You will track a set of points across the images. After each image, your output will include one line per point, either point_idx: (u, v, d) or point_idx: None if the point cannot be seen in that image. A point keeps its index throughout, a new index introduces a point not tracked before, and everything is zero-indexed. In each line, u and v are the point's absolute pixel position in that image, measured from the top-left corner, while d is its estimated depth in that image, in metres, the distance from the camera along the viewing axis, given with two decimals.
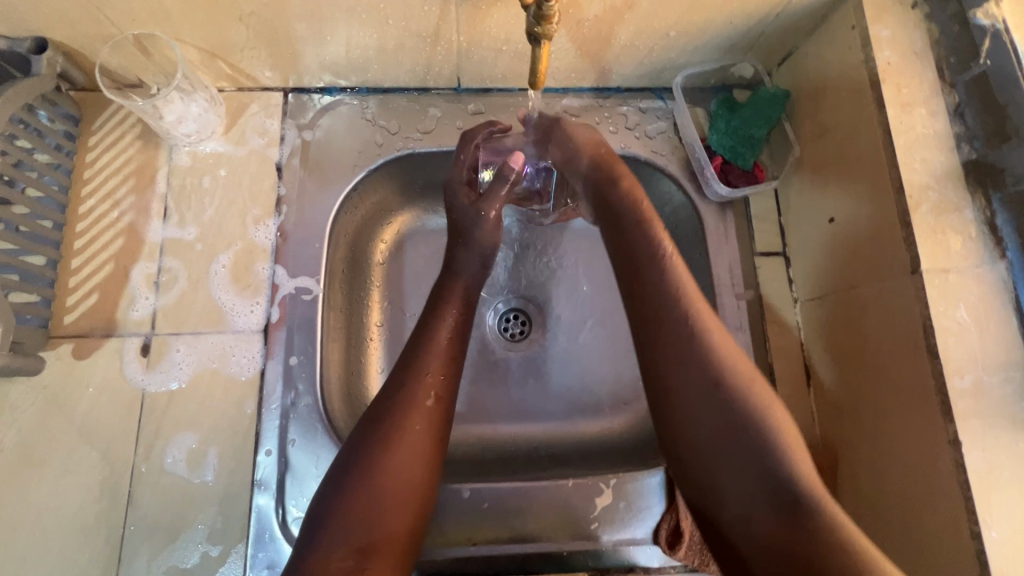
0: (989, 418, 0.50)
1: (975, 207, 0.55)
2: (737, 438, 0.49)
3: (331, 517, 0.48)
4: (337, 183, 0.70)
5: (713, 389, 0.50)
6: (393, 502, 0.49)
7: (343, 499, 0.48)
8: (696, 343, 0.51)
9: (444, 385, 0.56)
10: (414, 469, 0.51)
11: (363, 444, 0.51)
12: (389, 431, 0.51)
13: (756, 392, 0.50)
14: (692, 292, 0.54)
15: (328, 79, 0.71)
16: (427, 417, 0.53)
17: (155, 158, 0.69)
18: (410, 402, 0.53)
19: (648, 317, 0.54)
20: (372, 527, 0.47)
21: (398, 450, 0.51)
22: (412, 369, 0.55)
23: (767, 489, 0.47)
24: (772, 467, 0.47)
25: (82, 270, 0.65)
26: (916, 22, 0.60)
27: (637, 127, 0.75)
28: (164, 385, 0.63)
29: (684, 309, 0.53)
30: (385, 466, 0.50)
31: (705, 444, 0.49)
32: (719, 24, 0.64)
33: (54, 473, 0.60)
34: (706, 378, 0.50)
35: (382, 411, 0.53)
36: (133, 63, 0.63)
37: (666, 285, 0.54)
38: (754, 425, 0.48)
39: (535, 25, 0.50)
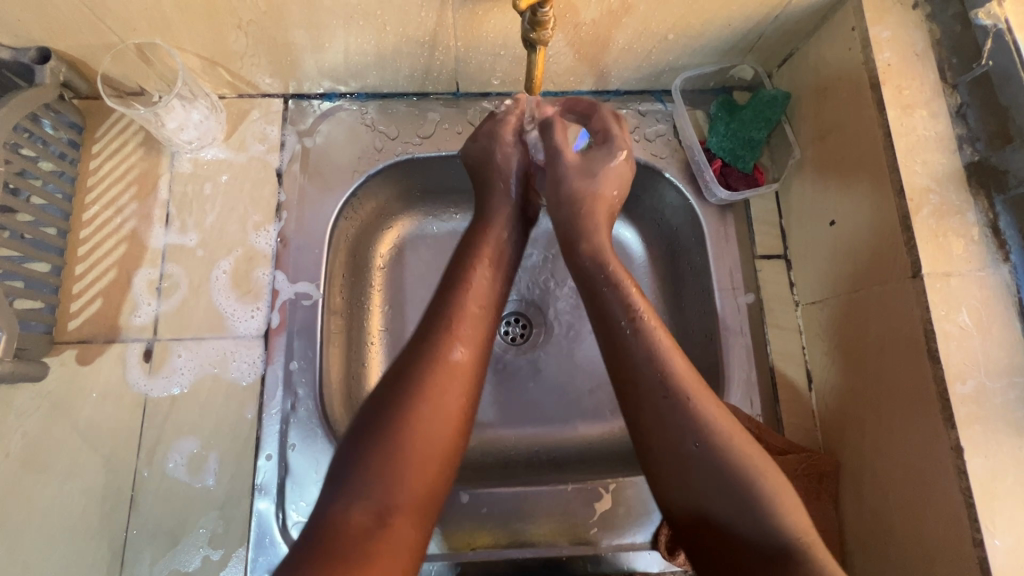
0: (993, 424, 0.49)
1: (977, 209, 0.54)
2: (723, 499, 0.47)
3: (353, 470, 0.45)
4: (337, 188, 0.71)
5: (697, 447, 0.49)
6: (418, 459, 0.47)
7: (366, 453, 0.46)
8: (675, 401, 0.50)
9: (473, 341, 0.54)
10: (441, 426, 0.49)
11: (392, 396, 0.49)
12: (418, 383, 0.50)
13: (737, 447, 0.49)
14: (668, 347, 0.53)
15: (328, 85, 0.71)
16: (456, 371, 0.52)
17: (157, 165, 0.70)
18: (439, 356, 0.52)
19: (625, 374, 0.53)
20: (396, 484, 0.46)
21: (426, 403, 0.49)
22: (441, 322, 0.54)
23: (760, 543, 0.45)
24: (762, 524, 0.46)
25: (85, 277, 0.66)
26: (917, 22, 0.59)
27: (636, 130, 0.75)
28: (165, 390, 0.64)
29: (660, 371, 0.52)
30: (413, 420, 0.48)
31: (692, 502, 0.48)
32: (717, 27, 0.64)
33: (58, 477, 0.61)
34: (686, 436, 0.49)
35: (412, 365, 0.51)
36: (134, 71, 0.64)
37: (643, 338, 0.54)
38: (740, 486, 0.47)
39: (531, 31, 0.50)
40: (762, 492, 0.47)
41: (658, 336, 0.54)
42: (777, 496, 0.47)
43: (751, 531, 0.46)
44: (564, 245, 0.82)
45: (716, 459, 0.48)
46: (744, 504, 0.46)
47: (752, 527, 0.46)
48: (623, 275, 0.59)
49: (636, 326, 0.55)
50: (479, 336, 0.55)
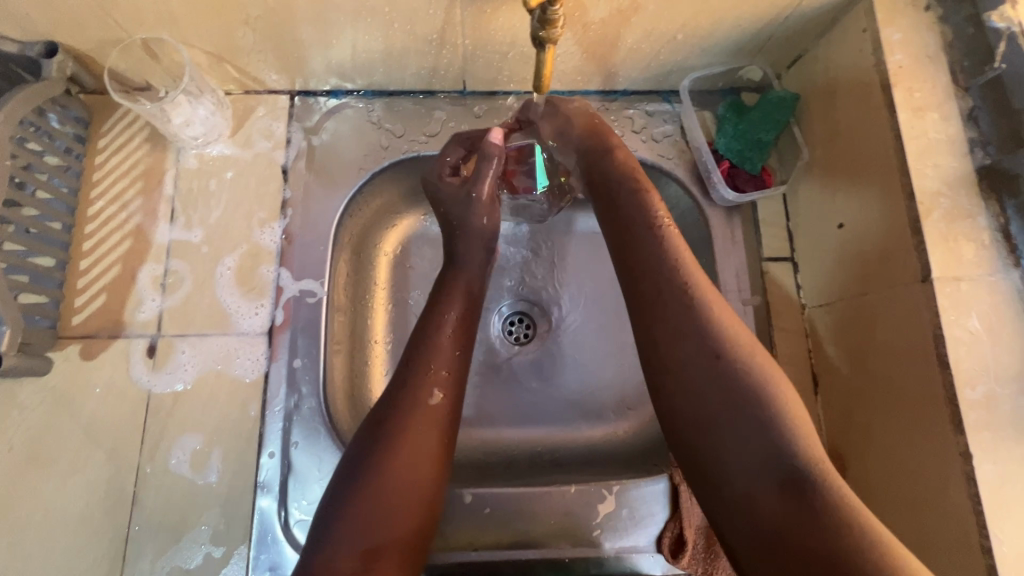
0: (1002, 431, 0.49)
1: (989, 213, 0.54)
2: (734, 412, 0.46)
3: (334, 524, 0.46)
4: (342, 186, 0.71)
5: (711, 358, 0.47)
6: (403, 498, 0.48)
7: (349, 501, 0.47)
8: (698, 316, 0.49)
9: (451, 384, 0.55)
10: (422, 468, 0.50)
11: (370, 443, 0.50)
12: (396, 427, 0.50)
13: (758, 360, 0.47)
14: (690, 265, 0.51)
15: (334, 82, 0.71)
16: (434, 413, 0.52)
17: (163, 161, 0.70)
18: (415, 399, 0.52)
19: (653, 292, 0.51)
20: (381, 526, 0.46)
21: (404, 446, 0.49)
22: (419, 362, 0.55)
23: (767, 460, 0.44)
24: (775, 440, 0.44)
25: (90, 272, 0.66)
26: (929, 25, 0.58)
27: (643, 130, 0.74)
28: (169, 387, 0.64)
29: (682, 283, 0.50)
30: (394, 462, 0.49)
31: (698, 413, 0.47)
32: (727, 27, 0.63)
33: (61, 470, 0.61)
34: (694, 346, 0.48)
35: (391, 412, 0.52)
36: (141, 66, 0.64)
37: (665, 253, 0.52)
38: (754, 399, 0.45)
39: (540, 29, 0.50)
40: (780, 416, 0.45)
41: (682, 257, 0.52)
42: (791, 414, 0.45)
43: (757, 449, 0.44)
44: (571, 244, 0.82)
45: (730, 371, 0.47)
46: (761, 422, 0.45)
47: (764, 443, 0.44)
48: (652, 196, 0.56)
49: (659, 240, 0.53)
50: (456, 377, 0.56)
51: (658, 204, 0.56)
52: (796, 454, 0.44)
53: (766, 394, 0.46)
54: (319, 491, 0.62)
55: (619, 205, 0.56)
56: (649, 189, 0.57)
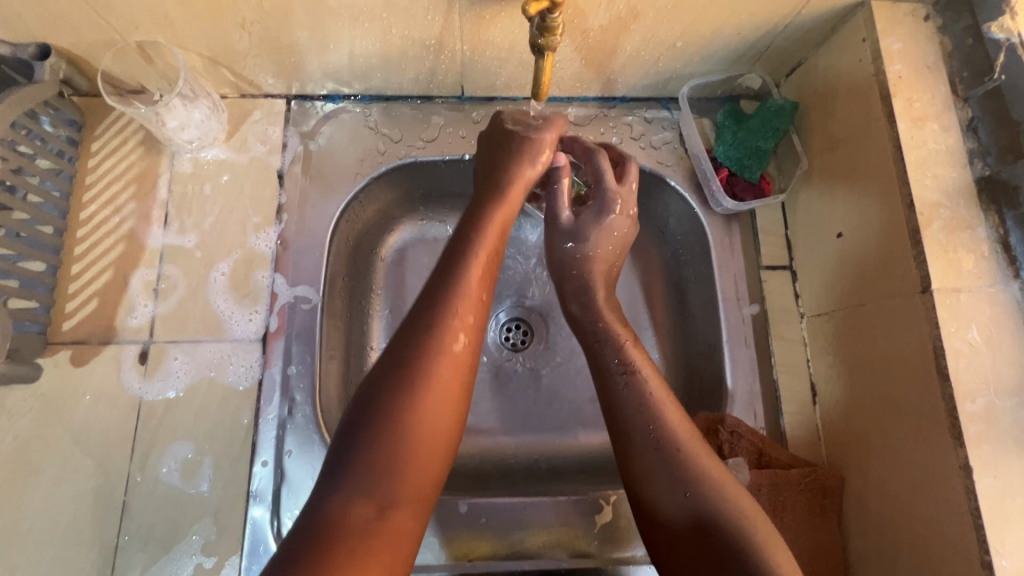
0: (1002, 444, 0.48)
1: (988, 225, 0.53)
2: (708, 544, 0.46)
3: (346, 474, 0.42)
4: (339, 191, 0.70)
5: (683, 495, 0.48)
6: (419, 449, 0.44)
7: (364, 450, 0.42)
8: (668, 452, 0.50)
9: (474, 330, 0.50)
10: (443, 415, 0.45)
11: (389, 383, 0.45)
12: (417, 368, 0.46)
13: (726, 489, 0.48)
14: (664, 400, 0.53)
15: (331, 87, 0.71)
16: (458, 358, 0.48)
17: (157, 164, 0.69)
18: (440, 338, 0.47)
19: (624, 439, 0.52)
20: (397, 479, 0.42)
21: (426, 389, 0.45)
22: (440, 302, 0.49)
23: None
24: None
25: (81, 277, 0.65)
26: (929, 35, 0.58)
27: (642, 137, 0.74)
28: (161, 394, 0.63)
29: (652, 421, 0.52)
30: (412, 408, 0.44)
31: (683, 546, 0.47)
32: (726, 35, 0.63)
33: (50, 479, 0.60)
34: (672, 485, 0.49)
35: (410, 357, 0.46)
36: (135, 69, 0.63)
37: (639, 391, 0.54)
38: (721, 537, 0.46)
39: (539, 36, 0.49)
40: (753, 542, 0.45)
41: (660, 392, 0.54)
42: (768, 544, 0.45)
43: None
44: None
45: (701, 507, 0.47)
46: (735, 555, 0.44)
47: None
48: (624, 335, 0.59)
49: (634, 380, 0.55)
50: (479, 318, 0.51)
51: (631, 344, 0.58)
52: None
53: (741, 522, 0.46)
54: None
55: (591, 343, 0.60)
56: (619, 329, 0.60)
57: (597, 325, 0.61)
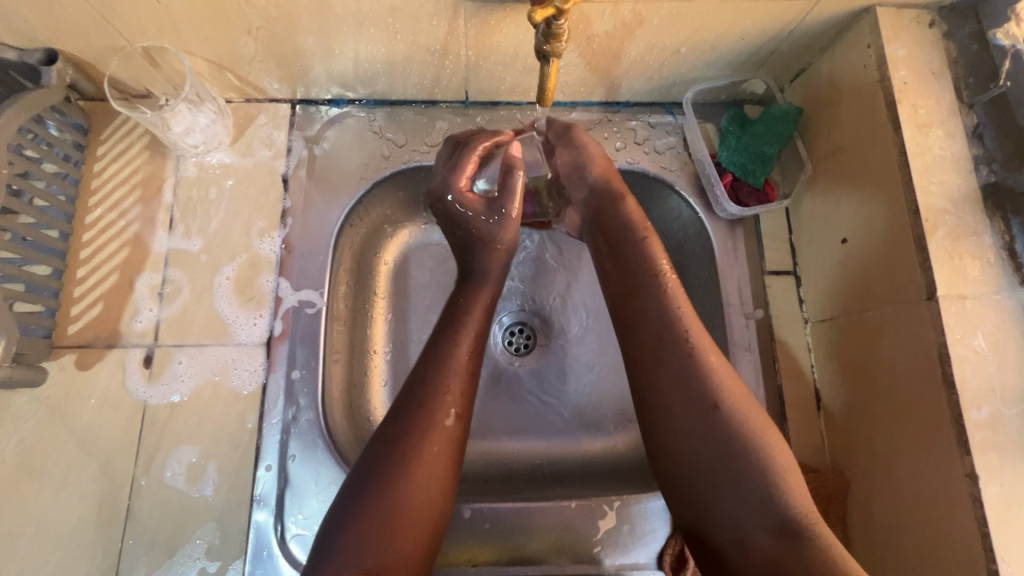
0: (1008, 452, 0.48)
1: (994, 231, 0.53)
2: (726, 462, 0.47)
3: (343, 541, 0.45)
4: (343, 196, 0.70)
5: (708, 408, 0.49)
6: (409, 521, 0.47)
7: (359, 520, 0.46)
8: (689, 361, 0.50)
9: (462, 402, 0.54)
10: (433, 490, 0.49)
11: (381, 463, 0.49)
12: (407, 448, 0.49)
13: (750, 417, 0.48)
14: (689, 317, 0.53)
15: (336, 91, 0.71)
16: (446, 433, 0.51)
17: (162, 169, 0.69)
18: (429, 423, 0.51)
19: (654, 351, 0.52)
20: (389, 547, 0.46)
21: (415, 471, 0.48)
22: (431, 384, 0.53)
23: (759, 513, 0.45)
24: (769, 495, 0.45)
25: (86, 280, 0.65)
26: (934, 41, 0.58)
27: (646, 141, 0.74)
28: (165, 398, 0.63)
29: (682, 332, 0.52)
30: (403, 485, 0.48)
31: (697, 462, 0.48)
32: (731, 41, 0.63)
33: (54, 483, 0.60)
34: (689, 398, 0.49)
35: (402, 431, 0.50)
36: (141, 74, 0.63)
37: (663, 308, 0.54)
38: (742, 449, 0.47)
39: (544, 43, 0.50)
40: (768, 464, 0.46)
41: (685, 311, 0.53)
42: (784, 471, 0.47)
43: (746, 496, 0.46)
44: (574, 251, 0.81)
45: (725, 421, 0.48)
46: (751, 476, 0.46)
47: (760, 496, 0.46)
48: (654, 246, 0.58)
49: (660, 292, 0.54)
50: (470, 394, 0.55)
51: (661, 254, 0.58)
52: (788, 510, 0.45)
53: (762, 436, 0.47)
54: (316, 506, 0.61)
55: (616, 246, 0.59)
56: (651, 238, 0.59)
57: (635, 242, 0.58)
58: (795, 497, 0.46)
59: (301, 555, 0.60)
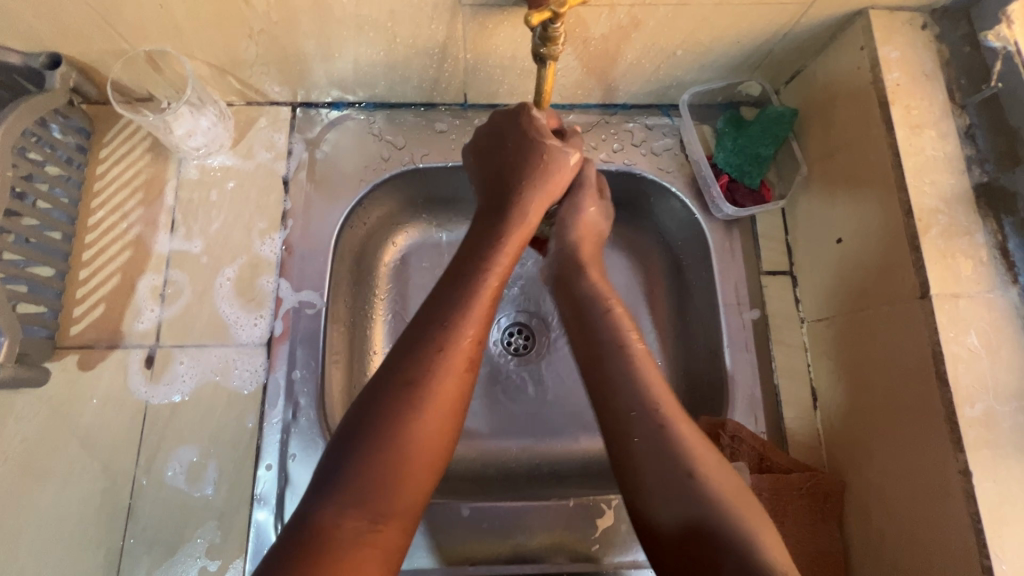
0: (1001, 449, 0.49)
1: (987, 230, 0.54)
2: (653, 447, 0.47)
3: (345, 477, 0.40)
4: (343, 198, 0.71)
5: (682, 477, 0.45)
6: (418, 455, 0.42)
7: (361, 453, 0.41)
8: (659, 436, 0.47)
9: (480, 332, 0.48)
10: (441, 422, 0.44)
11: (393, 391, 0.43)
12: (419, 376, 0.44)
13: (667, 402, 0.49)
14: (661, 382, 0.50)
15: (336, 94, 0.72)
16: (458, 360, 0.46)
17: (164, 171, 0.70)
18: (444, 352, 0.46)
19: (623, 435, 0.48)
20: (396, 480, 0.41)
21: (426, 401, 0.43)
22: (451, 312, 0.48)
23: (680, 494, 0.44)
24: (686, 471, 0.45)
25: (89, 281, 0.66)
26: (926, 43, 0.59)
27: (643, 143, 0.75)
28: (166, 398, 0.63)
29: (650, 400, 0.48)
30: (413, 416, 0.43)
31: (637, 445, 0.47)
32: (726, 43, 0.64)
33: (56, 482, 0.60)
34: (666, 467, 0.45)
35: (413, 357, 0.45)
36: (144, 78, 0.64)
37: (636, 379, 0.50)
38: (660, 429, 0.47)
39: (541, 46, 0.50)
40: (680, 440, 0.46)
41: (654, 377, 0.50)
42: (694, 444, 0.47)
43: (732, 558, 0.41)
44: None
45: (697, 492, 0.44)
46: (664, 454, 0.46)
47: (673, 474, 0.45)
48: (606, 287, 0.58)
49: (626, 363, 0.51)
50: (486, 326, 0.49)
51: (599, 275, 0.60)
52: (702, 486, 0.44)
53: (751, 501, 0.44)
54: None
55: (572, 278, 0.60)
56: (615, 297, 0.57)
57: (599, 313, 0.56)
58: (713, 476, 0.45)
59: None
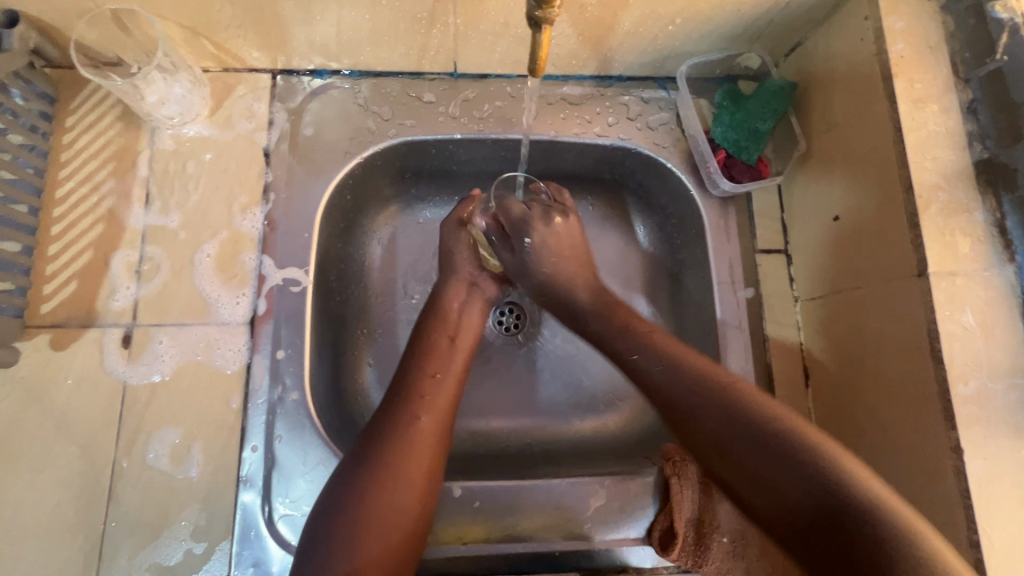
0: (992, 426, 0.49)
1: (985, 208, 0.53)
2: (695, 388, 0.53)
3: (320, 539, 0.49)
4: (327, 171, 0.68)
5: (697, 392, 0.52)
6: (379, 522, 0.50)
7: (334, 517, 0.50)
8: (692, 383, 0.53)
9: (437, 407, 0.58)
10: (408, 494, 0.52)
11: (360, 462, 0.53)
12: (379, 453, 0.53)
13: (684, 357, 0.56)
14: (705, 367, 0.54)
15: (319, 62, 0.68)
16: (417, 438, 0.55)
17: (137, 141, 0.66)
18: (401, 427, 0.55)
19: (676, 409, 0.53)
20: (360, 545, 0.48)
21: (385, 474, 0.52)
22: (404, 394, 0.58)
23: (746, 429, 0.49)
24: (719, 404, 0.51)
25: (59, 257, 0.63)
26: (931, 14, 0.57)
27: (639, 117, 0.73)
28: (146, 378, 0.61)
29: (683, 370, 0.54)
30: (372, 485, 0.51)
31: (681, 386, 0.54)
32: (728, 12, 0.61)
33: (32, 466, 0.58)
34: (716, 420, 0.51)
35: (374, 438, 0.55)
36: (112, 39, 0.59)
37: (667, 363, 0.56)
38: (693, 373, 0.54)
39: (536, 8, 0.46)
40: (699, 373, 0.54)
41: (686, 357, 0.56)
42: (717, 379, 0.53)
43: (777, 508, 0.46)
44: None
45: (731, 405, 0.50)
46: (711, 398, 0.52)
47: (713, 413, 0.51)
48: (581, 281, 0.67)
49: (653, 351, 0.57)
50: (447, 404, 0.59)
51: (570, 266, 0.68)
52: (746, 416, 0.49)
53: (815, 447, 0.46)
54: (303, 486, 0.61)
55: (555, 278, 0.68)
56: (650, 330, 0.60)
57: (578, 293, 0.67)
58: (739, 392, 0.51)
59: (289, 535, 0.60)
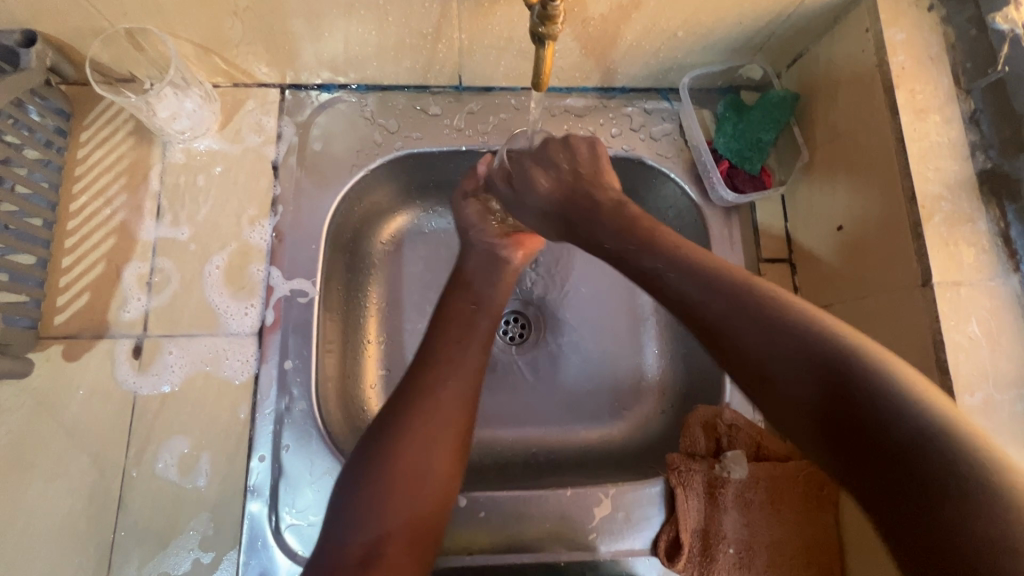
0: (999, 437, 0.49)
1: (989, 218, 0.53)
2: (728, 297, 0.46)
3: (349, 502, 0.50)
4: (334, 183, 0.69)
5: (730, 296, 0.46)
6: (406, 487, 0.51)
7: (361, 482, 0.51)
8: (728, 290, 0.47)
9: (464, 376, 0.58)
10: (434, 462, 0.53)
11: (385, 428, 0.53)
12: (405, 420, 0.53)
13: (726, 271, 0.49)
14: (732, 273, 0.48)
15: (326, 76, 0.69)
16: (444, 404, 0.55)
17: (148, 156, 0.68)
18: (427, 395, 0.55)
19: (710, 323, 0.47)
20: (387, 511, 0.50)
21: (410, 441, 0.52)
22: (429, 363, 0.58)
23: (787, 346, 0.42)
24: (757, 311, 0.44)
25: (72, 270, 0.64)
26: (932, 25, 0.58)
27: (642, 128, 0.73)
28: (155, 389, 0.62)
29: (717, 279, 0.48)
30: (397, 452, 0.52)
31: (710, 293, 0.47)
32: (729, 24, 0.62)
33: (44, 475, 0.59)
34: (747, 329, 0.44)
35: (399, 404, 0.55)
36: (125, 56, 0.61)
37: (691, 271, 0.49)
38: (725, 279, 0.48)
39: (540, 24, 0.46)
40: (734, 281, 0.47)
41: (709, 265, 0.50)
42: (759, 287, 0.46)
43: (839, 434, 0.38)
44: (564, 282, 0.80)
45: (771, 313, 0.44)
46: (747, 305, 0.45)
47: (749, 320, 0.44)
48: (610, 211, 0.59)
49: (680, 261, 0.51)
50: (473, 372, 0.59)
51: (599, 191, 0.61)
52: (793, 322, 0.43)
53: (874, 362, 0.38)
54: (309, 496, 0.61)
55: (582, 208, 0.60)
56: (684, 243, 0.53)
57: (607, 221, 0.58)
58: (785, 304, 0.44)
59: (296, 545, 0.60)
